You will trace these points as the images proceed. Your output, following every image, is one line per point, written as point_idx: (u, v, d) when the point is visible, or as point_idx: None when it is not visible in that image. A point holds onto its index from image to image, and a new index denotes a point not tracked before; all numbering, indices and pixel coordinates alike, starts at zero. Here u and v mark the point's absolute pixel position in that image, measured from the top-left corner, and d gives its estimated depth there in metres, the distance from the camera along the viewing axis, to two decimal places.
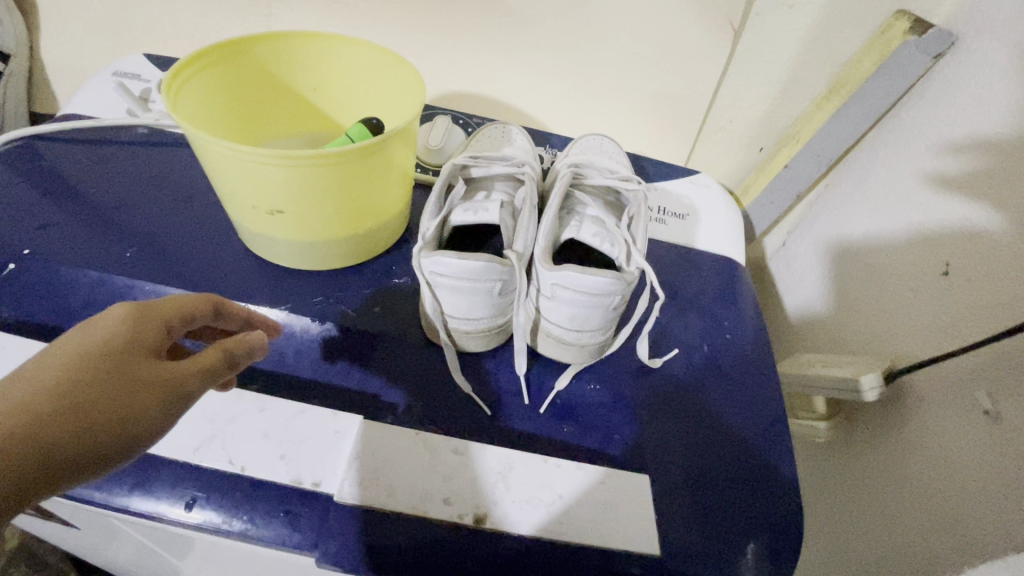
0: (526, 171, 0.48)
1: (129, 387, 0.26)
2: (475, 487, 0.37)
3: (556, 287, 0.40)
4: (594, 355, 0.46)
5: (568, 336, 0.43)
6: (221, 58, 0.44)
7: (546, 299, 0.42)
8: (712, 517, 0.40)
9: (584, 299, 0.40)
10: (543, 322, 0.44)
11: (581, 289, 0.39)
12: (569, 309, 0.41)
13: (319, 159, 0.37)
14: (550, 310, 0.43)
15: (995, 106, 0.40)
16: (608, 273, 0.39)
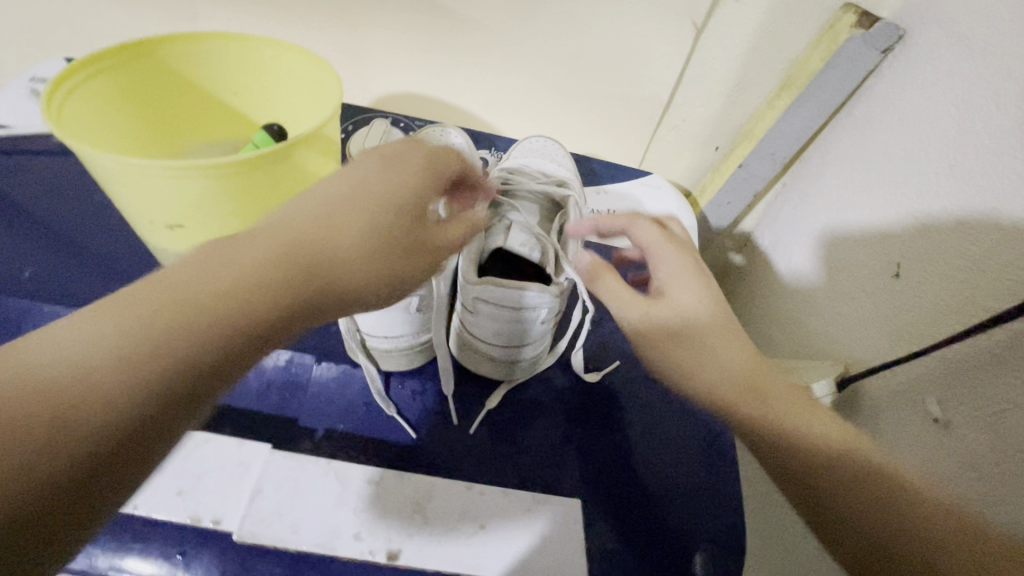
0: None
1: (166, 365, 0.22)
2: (390, 520, 0.36)
3: (477, 302, 0.38)
4: (521, 371, 0.45)
5: (494, 352, 0.42)
6: (114, 64, 0.43)
7: (469, 314, 0.40)
8: (647, 527, 0.41)
9: (506, 314, 0.38)
10: (468, 336, 0.43)
11: (503, 304, 0.37)
12: (491, 325, 0.40)
13: (205, 169, 0.37)
14: (474, 325, 0.41)
15: (938, 90, 0.45)
16: (535, 287, 0.37)
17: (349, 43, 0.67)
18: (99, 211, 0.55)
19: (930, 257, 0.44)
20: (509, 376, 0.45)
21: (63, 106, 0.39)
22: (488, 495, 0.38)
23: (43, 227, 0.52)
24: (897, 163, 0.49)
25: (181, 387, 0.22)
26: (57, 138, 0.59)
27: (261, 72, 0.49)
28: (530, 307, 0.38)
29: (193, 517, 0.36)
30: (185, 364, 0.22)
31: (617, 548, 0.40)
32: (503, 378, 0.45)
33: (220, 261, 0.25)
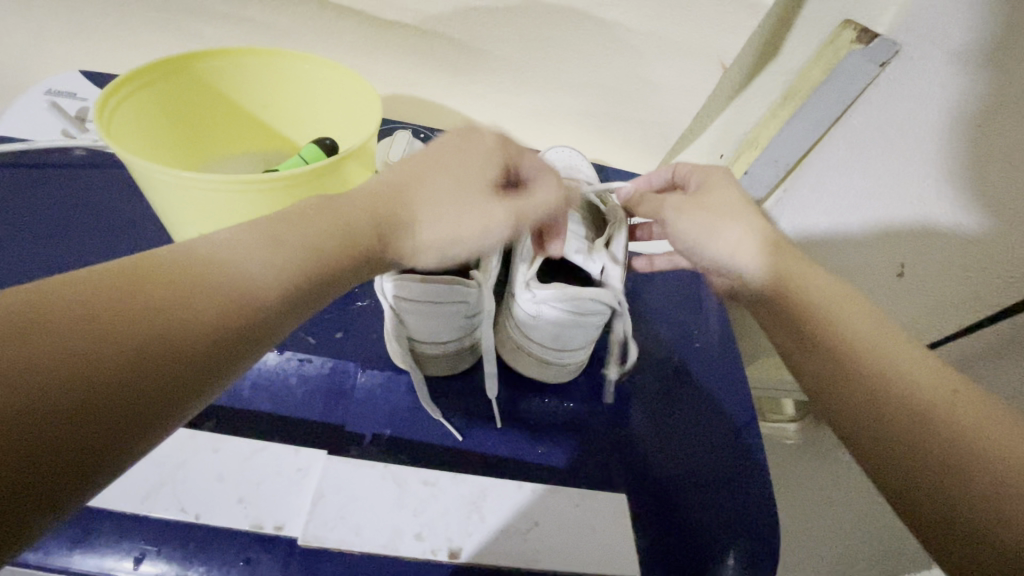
0: None
1: (133, 354, 0.23)
2: (448, 520, 0.38)
3: (544, 310, 0.40)
4: (569, 370, 0.47)
5: (549, 355, 0.44)
6: (155, 77, 0.43)
7: (527, 317, 0.42)
8: (682, 520, 0.44)
9: (572, 320, 0.40)
10: (522, 338, 0.45)
11: (571, 311, 0.40)
12: (554, 330, 0.42)
13: (261, 181, 0.38)
14: (532, 330, 0.43)
15: (935, 102, 0.48)
16: (598, 290, 0.39)
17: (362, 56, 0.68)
18: (126, 225, 0.55)
19: (930, 254, 0.49)
20: (556, 374, 0.47)
21: (110, 120, 0.40)
22: (538, 493, 0.40)
23: (71, 241, 0.52)
24: (899, 169, 0.52)
25: (140, 377, 0.22)
26: (76, 150, 0.58)
27: (294, 86, 0.50)
28: (591, 310, 0.40)
29: (253, 524, 0.36)
30: (142, 348, 0.23)
31: (657, 539, 0.42)
32: (550, 377, 0.48)
33: (153, 263, 0.26)
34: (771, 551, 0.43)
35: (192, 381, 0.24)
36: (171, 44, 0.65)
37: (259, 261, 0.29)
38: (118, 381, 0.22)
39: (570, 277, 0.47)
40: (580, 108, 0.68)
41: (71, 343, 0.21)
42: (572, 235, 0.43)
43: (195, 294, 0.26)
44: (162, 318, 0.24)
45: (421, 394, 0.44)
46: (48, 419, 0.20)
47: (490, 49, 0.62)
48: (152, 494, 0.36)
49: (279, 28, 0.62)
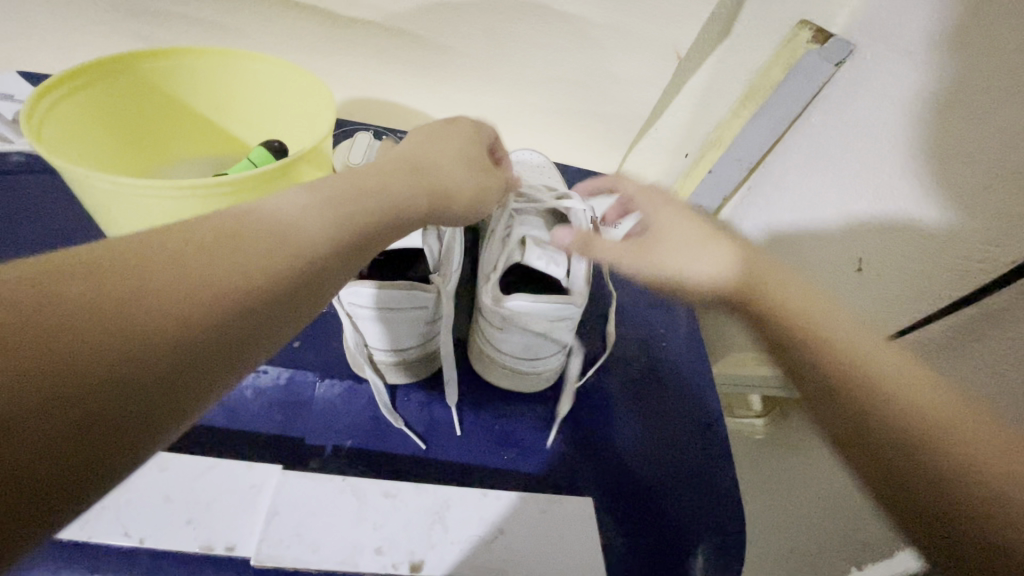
0: None
1: (163, 341, 0.19)
2: (409, 532, 0.37)
3: (507, 321, 0.40)
4: (544, 379, 0.46)
5: (522, 365, 0.44)
6: (95, 78, 0.41)
7: (496, 331, 0.41)
8: (649, 521, 0.43)
9: (537, 329, 0.40)
10: (492, 352, 0.44)
11: (535, 319, 0.39)
12: (523, 340, 0.41)
13: (204, 186, 0.36)
14: (502, 342, 0.42)
15: (889, 100, 0.49)
16: (562, 299, 0.39)
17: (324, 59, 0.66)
18: (68, 234, 0.52)
19: (888, 253, 0.48)
20: (533, 384, 0.47)
21: (40, 126, 0.38)
22: (503, 499, 0.40)
23: (5, 252, 0.49)
24: (855, 166, 0.52)
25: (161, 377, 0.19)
26: (13, 156, 0.55)
27: (245, 85, 0.48)
28: (560, 320, 0.40)
29: (204, 546, 0.34)
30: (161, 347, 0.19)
31: (624, 542, 0.42)
32: (526, 387, 0.47)
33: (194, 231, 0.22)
34: (738, 549, 0.43)
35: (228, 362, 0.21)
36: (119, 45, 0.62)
37: (299, 227, 0.24)
38: (146, 372, 0.18)
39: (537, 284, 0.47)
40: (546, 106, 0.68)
41: (88, 335, 0.18)
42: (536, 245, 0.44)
43: (221, 263, 0.21)
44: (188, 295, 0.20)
45: (384, 405, 0.43)
46: (65, 416, 0.17)
47: (453, 48, 0.61)
48: (94, 519, 0.34)
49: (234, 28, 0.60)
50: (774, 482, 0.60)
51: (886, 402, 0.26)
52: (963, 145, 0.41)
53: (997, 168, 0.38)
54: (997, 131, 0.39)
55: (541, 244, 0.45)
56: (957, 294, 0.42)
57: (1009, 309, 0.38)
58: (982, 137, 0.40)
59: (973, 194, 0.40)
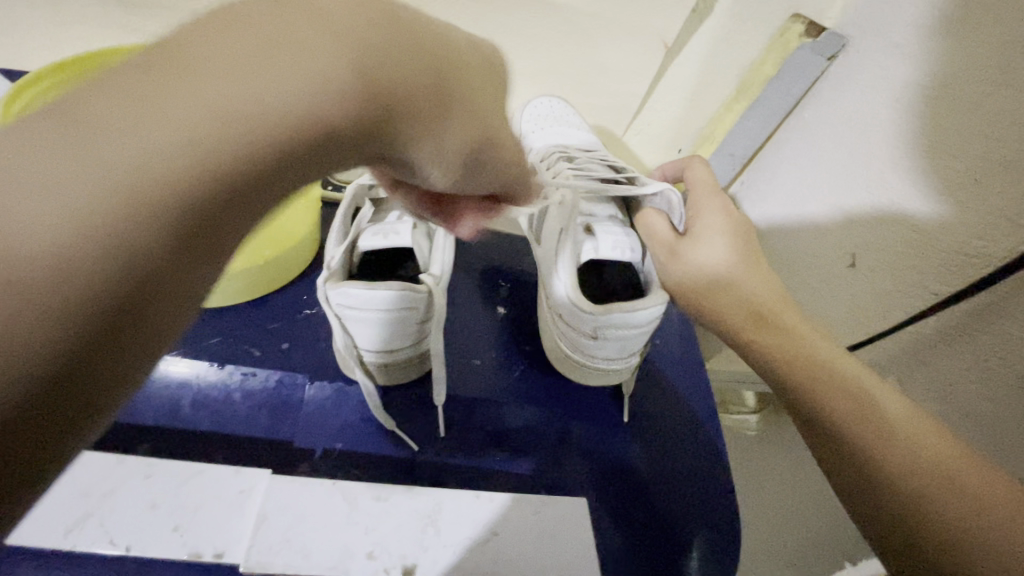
0: None
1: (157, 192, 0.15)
2: (401, 535, 0.36)
3: (602, 329, 0.40)
4: (620, 376, 0.47)
5: (614, 364, 0.44)
6: (87, 76, 0.41)
7: (588, 339, 0.42)
8: (643, 519, 0.43)
9: (631, 331, 0.40)
10: (579, 355, 0.44)
11: (631, 323, 0.39)
12: (618, 343, 0.41)
13: None
14: (596, 346, 0.42)
15: (880, 94, 0.49)
16: (659, 300, 0.39)
17: None
18: None
19: (880, 247, 0.48)
20: (610, 381, 0.47)
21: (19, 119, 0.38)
22: (496, 502, 0.39)
23: None
24: (848, 161, 0.52)
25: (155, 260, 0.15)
26: None
27: None
28: (653, 319, 0.40)
29: (192, 553, 0.34)
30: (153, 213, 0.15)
31: (617, 542, 0.42)
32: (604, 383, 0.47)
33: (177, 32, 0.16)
34: (732, 546, 0.43)
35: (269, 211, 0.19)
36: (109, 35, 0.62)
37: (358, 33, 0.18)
38: (160, 238, 0.15)
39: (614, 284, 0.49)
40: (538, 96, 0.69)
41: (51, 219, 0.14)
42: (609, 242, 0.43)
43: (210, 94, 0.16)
44: (206, 121, 0.15)
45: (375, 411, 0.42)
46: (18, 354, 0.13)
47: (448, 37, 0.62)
48: (77, 528, 0.33)
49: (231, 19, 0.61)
50: (767, 479, 0.60)
51: (855, 415, 0.32)
52: (957, 140, 0.41)
53: (990, 163, 0.38)
54: (989, 126, 0.38)
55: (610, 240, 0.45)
56: (950, 287, 0.41)
57: (998, 305, 0.38)
58: (974, 131, 0.40)
59: (964, 190, 0.40)
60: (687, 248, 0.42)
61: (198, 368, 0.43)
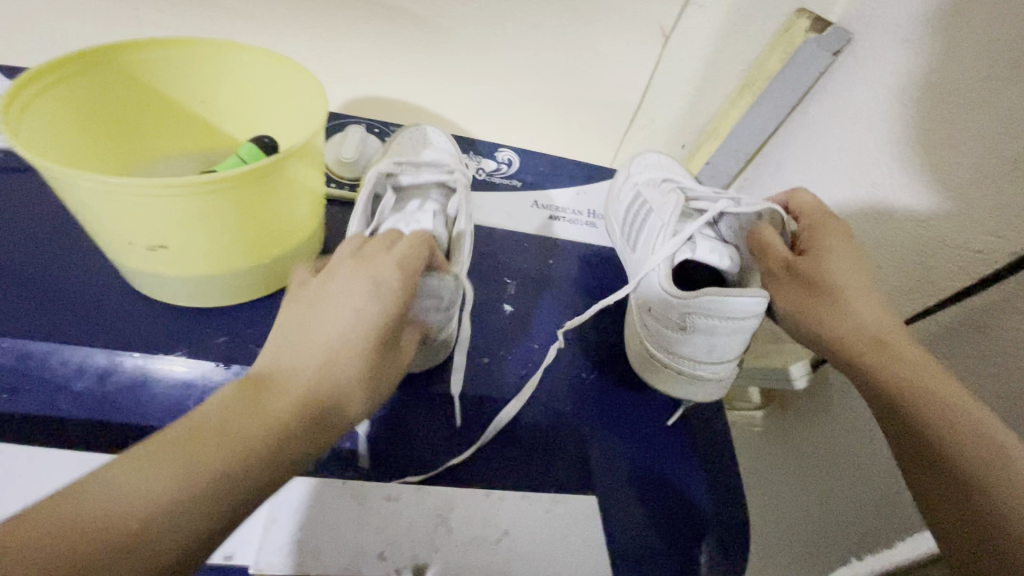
0: (455, 177, 0.47)
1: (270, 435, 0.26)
2: (413, 534, 0.36)
3: (692, 316, 0.41)
4: (713, 392, 0.45)
5: (702, 371, 0.43)
6: (79, 70, 0.39)
7: (676, 332, 0.42)
8: (652, 519, 0.43)
9: (726, 324, 0.40)
10: (665, 355, 0.44)
11: (726, 314, 0.40)
12: (709, 340, 0.41)
13: (194, 184, 0.35)
14: (683, 343, 0.42)
15: (885, 89, 0.48)
16: (756, 294, 0.39)
17: (313, 50, 0.65)
18: (50, 227, 0.49)
19: (887, 240, 0.46)
20: (699, 395, 0.45)
21: (20, 123, 0.36)
22: (506, 500, 0.39)
23: None
24: (852, 156, 0.52)
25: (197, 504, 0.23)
26: None
27: (234, 79, 0.47)
28: (749, 316, 0.40)
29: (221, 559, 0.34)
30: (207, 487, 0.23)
31: (627, 539, 0.42)
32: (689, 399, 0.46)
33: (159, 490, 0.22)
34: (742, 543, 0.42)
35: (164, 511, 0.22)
36: (113, 31, 0.62)
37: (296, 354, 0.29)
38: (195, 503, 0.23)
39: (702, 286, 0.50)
40: (543, 91, 0.69)
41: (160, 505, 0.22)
42: (704, 241, 0.48)
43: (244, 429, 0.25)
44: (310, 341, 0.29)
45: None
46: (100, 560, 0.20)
47: (453, 30, 0.63)
48: None
49: (239, 11, 0.61)
50: (773, 475, 0.60)
51: (949, 426, 0.31)
52: (964, 136, 0.41)
53: (997, 159, 0.38)
54: (996, 121, 0.38)
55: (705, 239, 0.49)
56: (955, 285, 0.40)
57: (1000, 305, 0.37)
58: (981, 127, 0.39)
59: (966, 185, 0.40)
60: (807, 262, 0.43)
61: (204, 368, 0.43)
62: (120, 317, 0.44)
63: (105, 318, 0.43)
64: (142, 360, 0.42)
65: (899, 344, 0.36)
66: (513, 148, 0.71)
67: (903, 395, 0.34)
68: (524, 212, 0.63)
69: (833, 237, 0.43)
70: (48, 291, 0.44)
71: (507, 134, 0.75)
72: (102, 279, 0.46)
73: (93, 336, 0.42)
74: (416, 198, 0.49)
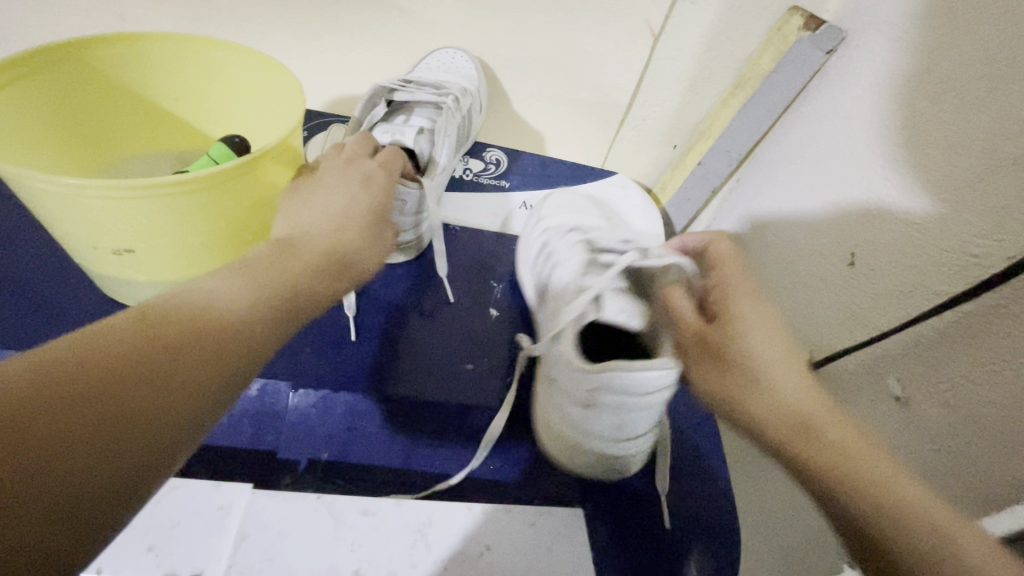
0: (446, 98, 0.52)
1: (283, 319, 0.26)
2: (390, 551, 0.35)
3: (597, 394, 0.35)
4: (638, 460, 0.41)
5: (608, 447, 0.38)
6: (44, 63, 0.38)
7: (578, 407, 0.37)
8: (639, 532, 0.42)
9: (632, 402, 0.35)
10: (576, 432, 0.39)
11: (636, 392, 0.34)
12: (614, 418, 0.36)
13: (160, 185, 0.33)
14: (585, 418, 0.37)
15: (877, 89, 0.47)
16: (666, 365, 0.34)
17: (297, 47, 0.63)
18: (16, 228, 0.47)
19: (879, 244, 0.46)
20: (628, 464, 0.41)
21: None
22: (488, 514, 0.38)
23: None
24: (844, 157, 0.51)
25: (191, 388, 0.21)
26: None
27: (209, 74, 0.45)
28: (659, 390, 0.35)
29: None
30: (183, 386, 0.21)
31: (613, 552, 0.40)
32: (616, 473, 0.42)
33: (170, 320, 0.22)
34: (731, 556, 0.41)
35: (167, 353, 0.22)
36: (90, 26, 0.60)
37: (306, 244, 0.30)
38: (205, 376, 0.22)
39: None
40: (531, 90, 0.68)
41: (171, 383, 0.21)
42: (614, 297, 0.41)
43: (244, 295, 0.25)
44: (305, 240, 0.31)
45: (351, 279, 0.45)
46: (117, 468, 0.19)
47: (441, 26, 0.62)
48: None
49: (222, 7, 0.59)
50: (763, 483, 0.59)
51: (888, 522, 0.29)
52: (959, 136, 0.39)
53: (990, 162, 0.37)
54: (990, 122, 0.37)
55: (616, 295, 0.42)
56: (952, 289, 0.39)
57: (995, 308, 0.36)
58: (976, 128, 0.38)
59: (959, 187, 0.39)
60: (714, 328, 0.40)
61: None
62: (90, 322, 0.42)
63: (73, 324, 0.42)
64: None
65: (820, 422, 0.33)
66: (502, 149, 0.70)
67: (844, 493, 0.30)
68: (512, 214, 0.62)
69: (738, 297, 0.40)
70: (16, 295, 0.42)
71: (496, 134, 0.73)
72: (73, 283, 0.44)
73: (57, 342, 0.40)
74: (403, 115, 0.53)
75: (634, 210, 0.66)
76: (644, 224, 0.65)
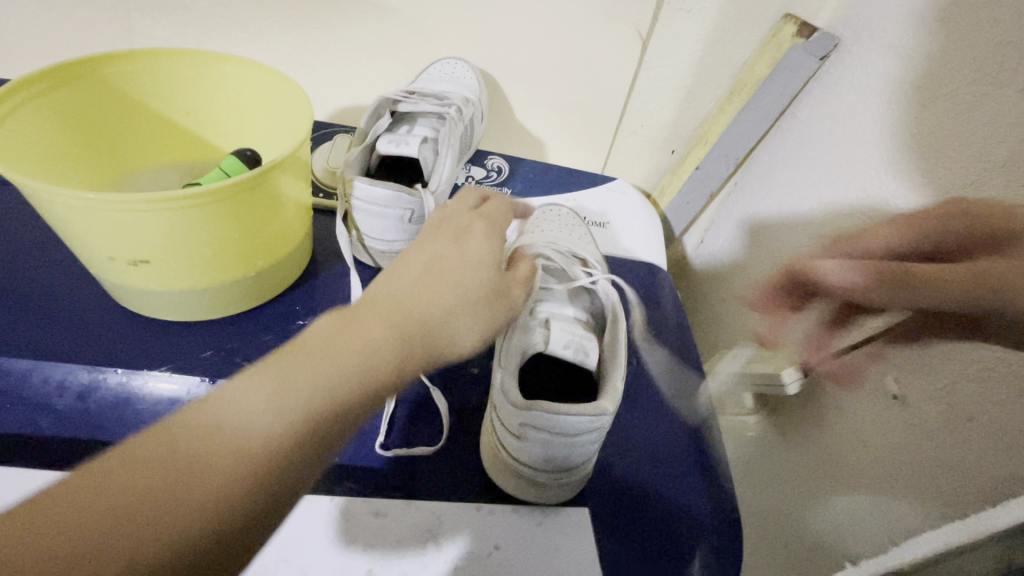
0: (450, 109, 0.54)
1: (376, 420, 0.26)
2: (401, 550, 0.36)
3: (524, 427, 0.34)
4: (570, 489, 0.39)
5: (543, 477, 0.37)
6: (58, 81, 0.39)
7: (512, 438, 0.35)
8: (646, 531, 0.42)
9: (556, 440, 0.33)
10: (511, 461, 0.37)
11: (552, 430, 0.33)
12: (541, 451, 0.35)
13: (173, 199, 0.34)
14: (518, 449, 0.36)
15: (871, 93, 0.48)
16: (592, 408, 0.32)
17: (303, 59, 0.64)
18: (30, 239, 0.48)
19: None
20: (560, 494, 0.39)
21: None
22: (497, 514, 0.39)
23: None
24: (841, 158, 0.52)
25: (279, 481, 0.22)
26: None
27: (220, 89, 0.46)
28: (588, 432, 0.33)
29: None
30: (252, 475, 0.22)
31: (619, 555, 0.41)
32: (567, 496, 0.40)
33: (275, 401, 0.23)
34: (734, 556, 0.42)
35: (196, 502, 0.20)
36: (99, 42, 0.61)
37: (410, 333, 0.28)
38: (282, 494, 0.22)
39: (568, 376, 0.41)
40: (531, 96, 0.69)
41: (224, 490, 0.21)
42: (560, 330, 0.39)
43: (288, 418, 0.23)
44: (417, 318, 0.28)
45: (351, 264, 0.48)
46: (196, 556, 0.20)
47: (442, 36, 0.63)
48: None
49: (228, 20, 0.60)
50: (766, 482, 0.60)
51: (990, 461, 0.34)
52: (953, 138, 0.40)
53: (985, 163, 0.38)
54: (979, 126, 0.38)
55: (565, 326, 0.40)
56: None
57: None
58: (967, 131, 0.39)
59: (954, 187, 0.40)
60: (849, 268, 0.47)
61: (188, 384, 0.42)
62: (105, 332, 0.43)
63: (90, 334, 0.43)
64: (125, 376, 0.41)
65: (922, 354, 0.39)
66: (502, 156, 0.71)
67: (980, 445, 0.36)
68: (513, 221, 0.63)
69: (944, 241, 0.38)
70: (31, 306, 0.43)
71: (498, 140, 0.75)
72: (85, 293, 0.45)
73: (70, 349, 0.41)
74: (406, 125, 0.54)
75: (632, 214, 0.67)
76: (643, 228, 0.66)
